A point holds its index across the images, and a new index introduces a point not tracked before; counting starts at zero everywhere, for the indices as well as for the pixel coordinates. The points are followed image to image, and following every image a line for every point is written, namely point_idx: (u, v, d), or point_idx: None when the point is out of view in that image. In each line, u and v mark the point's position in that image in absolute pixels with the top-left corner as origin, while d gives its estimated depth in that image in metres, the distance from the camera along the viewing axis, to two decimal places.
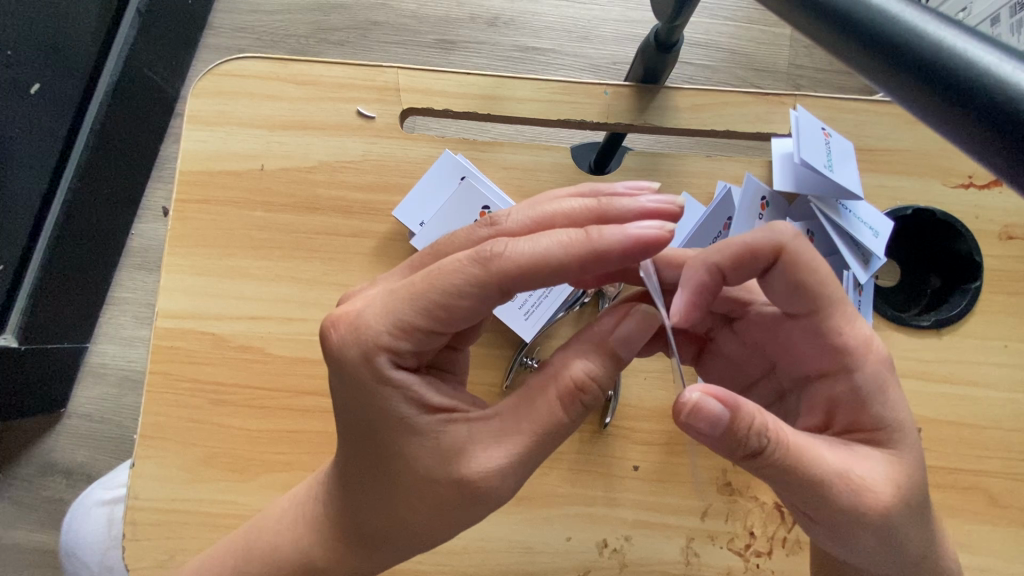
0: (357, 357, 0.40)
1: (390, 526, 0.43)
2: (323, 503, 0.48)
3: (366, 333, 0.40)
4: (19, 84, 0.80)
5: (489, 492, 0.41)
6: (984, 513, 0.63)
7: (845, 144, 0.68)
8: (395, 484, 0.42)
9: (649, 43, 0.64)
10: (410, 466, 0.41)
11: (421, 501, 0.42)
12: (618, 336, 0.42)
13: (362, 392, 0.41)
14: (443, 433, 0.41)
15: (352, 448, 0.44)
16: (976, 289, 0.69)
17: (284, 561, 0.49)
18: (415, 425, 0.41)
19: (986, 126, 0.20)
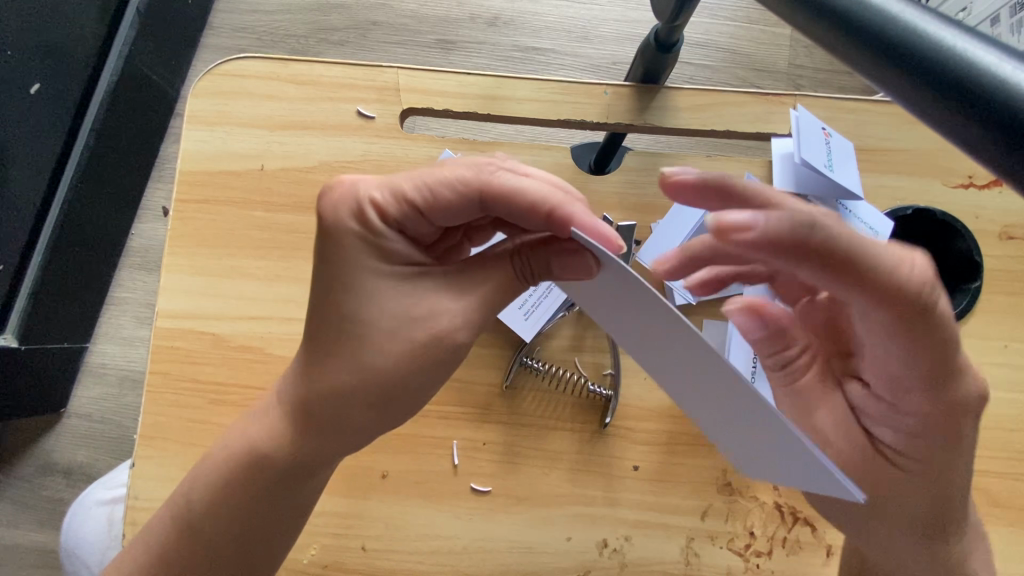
0: (349, 215, 0.45)
1: (373, 408, 0.47)
2: (282, 416, 0.49)
3: (363, 194, 0.46)
4: (18, 84, 0.80)
5: (441, 377, 0.48)
6: (985, 513, 0.63)
7: (845, 144, 0.68)
8: (368, 371, 0.45)
9: (649, 43, 0.64)
10: (388, 351, 0.45)
11: (404, 375, 0.46)
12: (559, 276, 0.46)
13: (343, 288, 0.45)
14: (409, 329, 0.45)
15: (316, 354, 0.46)
16: (976, 288, 0.68)
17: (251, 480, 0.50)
18: (385, 323, 0.45)
19: (987, 128, 0.20)
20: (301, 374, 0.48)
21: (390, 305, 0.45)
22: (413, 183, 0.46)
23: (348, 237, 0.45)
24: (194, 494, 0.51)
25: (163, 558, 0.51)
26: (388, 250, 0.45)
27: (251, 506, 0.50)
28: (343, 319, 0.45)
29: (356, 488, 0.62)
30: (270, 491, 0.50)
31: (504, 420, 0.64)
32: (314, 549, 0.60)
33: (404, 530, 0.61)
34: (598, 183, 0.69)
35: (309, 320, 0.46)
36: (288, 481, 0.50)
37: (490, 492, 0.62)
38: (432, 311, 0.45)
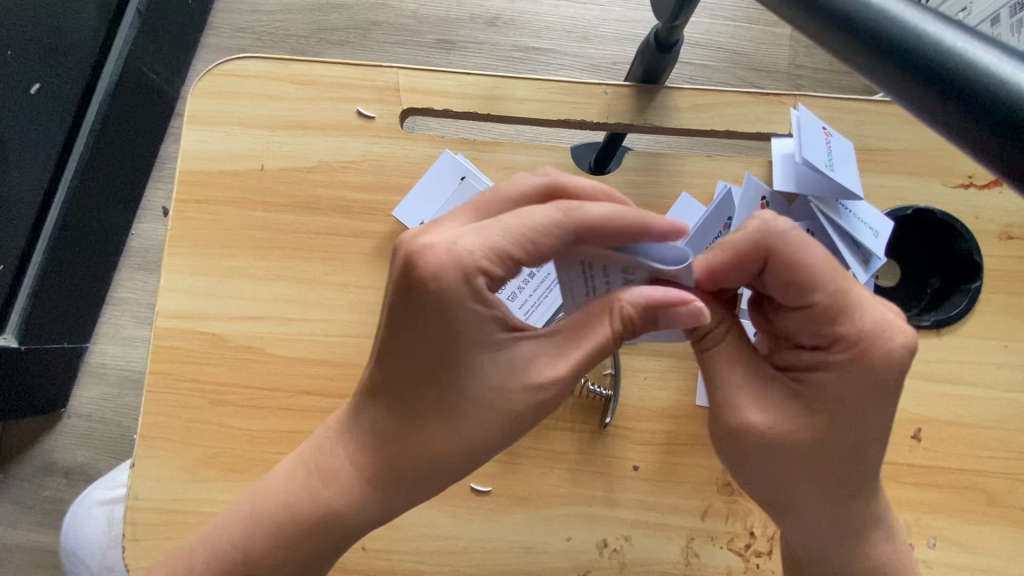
0: (456, 277, 0.41)
1: (473, 468, 0.48)
2: (354, 467, 0.48)
3: (462, 250, 0.42)
4: (18, 84, 0.80)
5: (529, 430, 0.47)
6: (982, 512, 0.64)
7: (845, 144, 0.68)
8: (477, 438, 0.45)
9: (649, 43, 0.64)
10: (489, 417, 0.45)
11: (508, 434, 0.46)
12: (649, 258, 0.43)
13: (447, 365, 0.44)
14: (506, 394, 0.45)
15: (411, 415, 0.46)
16: (976, 289, 0.69)
17: (300, 523, 0.49)
18: (489, 397, 0.45)
19: (987, 127, 0.20)
20: (391, 433, 0.47)
21: (491, 373, 0.44)
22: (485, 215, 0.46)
23: (458, 303, 0.42)
24: (257, 528, 0.49)
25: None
26: (488, 321, 0.43)
27: (324, 547, 0.50)
28: (444, 389, 0.44)
29: None
30: (348, 535, 0.50)
31: None
32: None
33: (404, 530, 0.61)
34: (598, 183, 0.69)
35: (405, 384, 0.45)
36: (365, 529, 0.50)
37: (490, 492, 0.62)
38: (524, 373, 0.45)
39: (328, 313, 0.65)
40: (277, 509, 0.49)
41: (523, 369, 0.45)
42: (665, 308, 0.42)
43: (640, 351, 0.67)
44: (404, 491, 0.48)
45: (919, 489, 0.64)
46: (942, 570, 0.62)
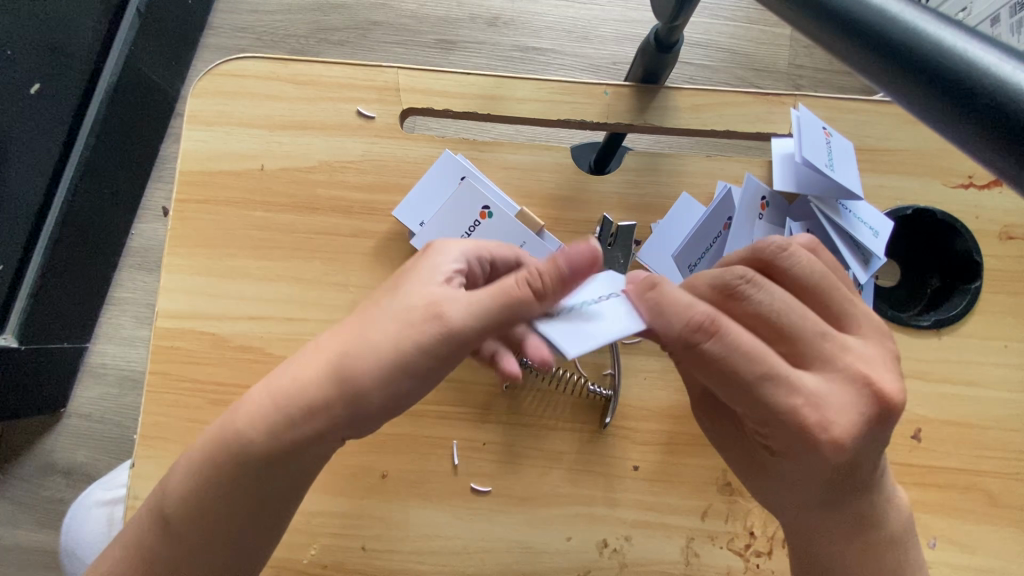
0: (430, 239, 0.52)
1: (350, 397, 0.45)
2: (265, 408, 0.47)
3: (443, 236, 0.52)
4: (18, 84, 0.80)
5: (434, 364, 0.45)
6: (982, 512, 0.64)
7: (845, 144, 0.68)
8: (370, 349, 0.45)
9: (648, 43, 0.64)
10: (385, 328, 0.45)
11: (393, 352, 0.44)
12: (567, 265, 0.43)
13: (393, 286, 0.48)
14: (411, 308, 0.45)
15: (342, 335, 0.47)
16: (976, 289, 0.69)
17: (213, 466, 0.48)
18: (394, 307, 0.46)
19: (987, 126, 0.20)
20: (311, 352, 0.48)
21: (411, 291, 0.46)
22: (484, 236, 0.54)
23: (427, 252, 0.50)
24: (179, 471, 0.50)
25: (149, 552, 0.50)
26: (439, 264, 0.48)
27: (224, 485, 0.48)
28: (377, 308, 0.47)
29: (355, 488, 0.62)
30: (246, 464, 0.47)
31: (505, 420, 0.64)
32: (313, 549, 0.61)
33: (404, 530, 0.61)
34: (598, 183, 0.69)
35: (357, 312, 0.49)
36: (253, 457, 0.47)
37: (490, 492, 0.62)
38: (437, 296, 0.45)
39: (329, 313, 0.65)
40: (202, 445, 0.49)
41: (439, 293, 0.45)
42: (569, 265, 0.43)
43: (640, 351, 0.67)
44: (301, 411, 0.46)
45: (919, 489, 0.64)
46: (942, 570, 0.62)
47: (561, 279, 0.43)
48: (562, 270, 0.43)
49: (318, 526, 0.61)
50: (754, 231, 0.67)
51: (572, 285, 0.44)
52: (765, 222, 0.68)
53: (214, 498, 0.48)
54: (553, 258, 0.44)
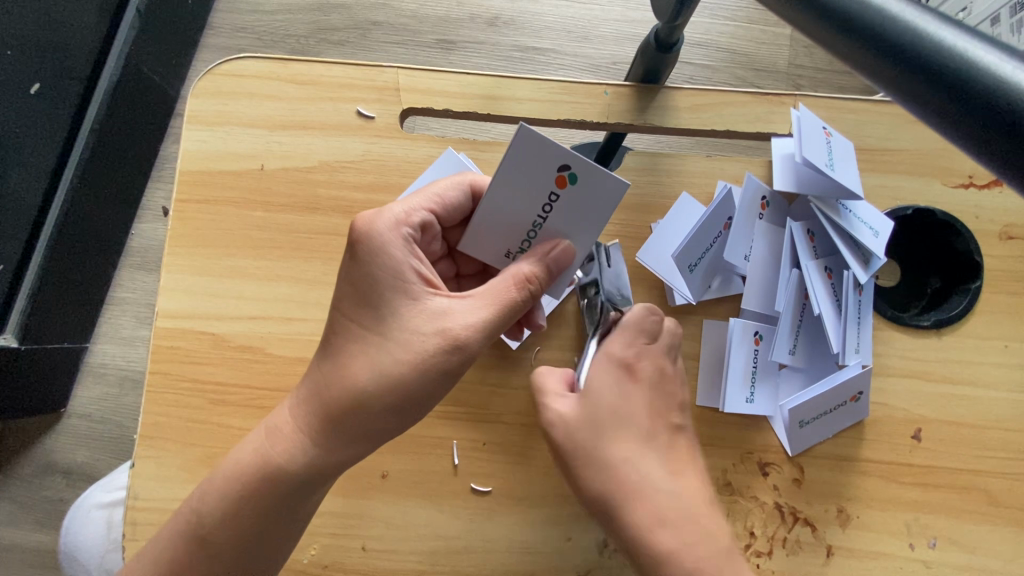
0: (388, 227, 0.49)
1: (374, 421, 0.49)
2: (292, 430, 0.50)
3: (399, 220, 0.50)
4: (16, 83, 0.82)
5: (451, 378, 0.49)
6: (983, 512, 0.64)
7: (845, 144, 0.68)
8: (385, 379, 0.47)
9: (648, 44, 0.64)
10: (397, 359, 0.47)
11: (414, 382, 0.47)
12: (550, 260, 0.49)
13: (368, 304, 0.49)
14: (421, 332, 0.48)
15: (341, 367, 0.49)
16: (976, 288, 0.69)
17: (243, 487, 0.50)
18: (401, 335, 0.48)
19: (987, 126, 0.20)
20: (319, 388, 0.49)
21: (407, 315, 0.48)
22: (427, 195, 0.52)
23: (374, 252, 0.49)
24: (203, 502, 0.51)
25: (172, 565, 0.51)
26: (404, 270, 0.49)
27: (273, 508, 0.50)
28: (367, 332, 0.48)
29: (355, 488, 0.62)
30: (293, 488, 0.50)
31: (504, 420, 0.64)
32: (314, 549, 0.61)
33: (404, 530, 0.61)
34: None
35: (336, 335, 0.50)
36: (300, 487, 0.50)
37: (490, 491, 0.62)
38: (439, 313, 0.48)
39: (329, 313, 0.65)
40: (226, 477, 0.51)
41: (440, 309, 0.48)
42: (552, 263, 0.50)
43: None
44: (335, 444, 0.50)
45: (919, 489, 0.64)
46: (942, 570, 0.62)
47: (552, 277, 0.50)
48: (550, 270, 0.50)
49: (318, 526, 0.61)
50: (754, 231, 0.67)
51: (555, 278, 0.52)
52: (765, 222, 0.68)
53: (251, 518, 0.50)
54: (538, 260, 0.50)
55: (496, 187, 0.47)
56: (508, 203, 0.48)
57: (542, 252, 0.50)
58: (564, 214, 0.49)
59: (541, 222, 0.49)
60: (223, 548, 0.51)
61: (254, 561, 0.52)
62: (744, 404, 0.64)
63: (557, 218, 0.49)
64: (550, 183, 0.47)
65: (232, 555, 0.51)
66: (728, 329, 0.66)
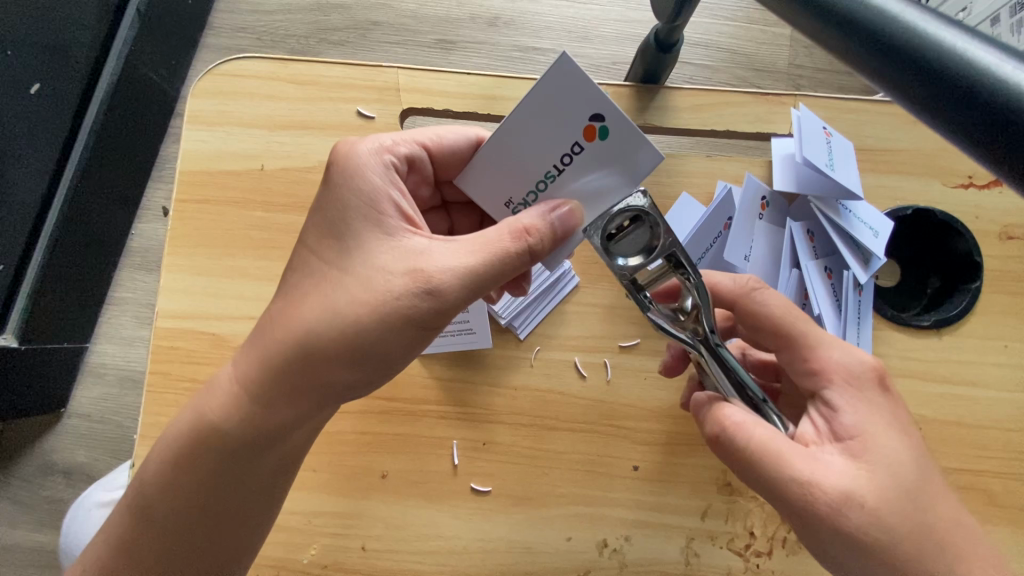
0: (369, 154, 0.50)
1: (326, 369, 0.47)
2: (243, 382, 0.50)
3: (382, 151, 0.51)
4: (18, 84, 0.81)
5: (407, 325, 0.46)
6: (984, 513, 0.64)
7: (845, 144, 0.68)
8: (340, 319, 0.46)
9: (649, 43, 0.64)
10: (354, 297, 0.46)
11: (369, 325, 0.45)
12: (556, 217, 0.44)
13: (334, 234, 0.48)
14: (381, 268, 0.46)
15: (295, 305, 0.48)
16: (976, 288, 0.69)
17: (192, 443, 0.51)
18: (361, 270, 0.46)
19: (987, 127, 0.20)
20: (268, 333, 0.49)
21: (369, 250, 0.47)
22: (420, 136, 0.53)
23: (348, 182, 0.48)
24: (149, 465, 0.53)
25: (125, 540, 0.53)
26: (376, 199, 0.48)
27: (213, 471, 0.51)
28: (324, 268, 0.48)
29: (355, 488, 0.62)
30: (240, 445, 0.51)
31: (504, 420, 0.64)
32: (314, 548, 0.61)
33: (404, 530, 0.61)
34: None
35: (296, 273, 0.49)
36: (244, 445, 0.51)
37: (490, 491, 0.62)
38: (403, 250, 0.46)
39: None
40: (175, 438, 0.52)
41: (406, 247, 0.47)
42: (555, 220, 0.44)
43: (639, 352, 0.66)
44: (281, 394, 0.49)
45: None
46: None
47: (551, 244, 0.45)
48: (547, 234, 0.44)
49: (318, 526, 0.61)
50: (754, 231, 0.67)
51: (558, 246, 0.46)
52: (765, 222, 0.68)
53: (196, 484, 0.52)
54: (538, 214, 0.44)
55: (514, 123, 0.42)
56: (527, 143, 0.43)
57: (543, 210, 0.44)
58: (585, 167, 0.44)
59: (556, 173, 0.44)
60: (173, 512, 0.52)
61: (197, 535, 0.52)
62: None
63: (574, 174, 0.44)
64: (578, 132, 0.42)
65: (181, 520, 0.52)
66: None
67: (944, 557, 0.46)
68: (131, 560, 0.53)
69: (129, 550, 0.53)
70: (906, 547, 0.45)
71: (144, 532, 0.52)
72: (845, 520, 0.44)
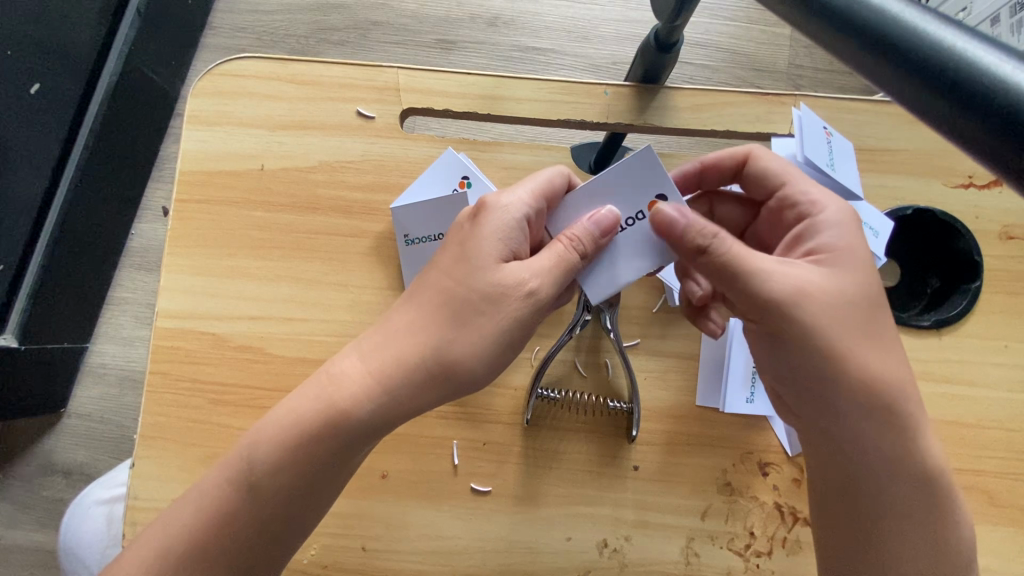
0: (502, 200, 0.50)
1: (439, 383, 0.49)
2: (365, 403, 0.49)
3: (510, 198, 0.50)
4: (18, 83, 0.81)
5: (520, 336, 0.50)
6: (982, 512, 0.64)
7: (845, 144, 0.68)
8: (466, 339, 0.48)
9: (649, 43, 0.64)
10: (479, 319, 0.48)
11: (489, 340, 0.48)
12: (592, 218, 0.50)
13: (464, 266, 0.49)
14: (499, 293, 0.48)
15: (428, 321, 0.49)
16: (976, 288, 0.68)
17: (294, 457, 0.49)
18: (486, 294, 0.48)
19: (984, 126, 0.20)
20: (392, 344, 0.50)
21: (491, 275, 0.48)
22: (536, 179, 0.52)
23: (484, 220, 0.50)
24: (237, 470, 0.50)
25: (191, 547, 0.49)
26: (503, 240, 0.49)
27: (301, 488, 0.50)
28: (458, 287, 0.49)
29: (355, 488, 0.62)
30: (333, 465, 0.50)
31: (504, 421, 0.64)
32: (314, 549, 0.61)
33: (404, 530, 0.61)
34: None
35: (427, 287, 0.50)
36: (349, 453, 0.50)
37: (490, 492, 0.62)
38: (517, 276, 0.48)
39: (329, 313, 0.65)
40: (274, 442, 0.49)
41: (517, 272, 0.49)
42: (597, 220, 0.50)
43: (639, 353, 0.66)
44: (395, 407, 0.49)
45: None
46: None
47: (596, 248, 0.50)
48: (596, 239, 0.50)
49: (318, 526, 0.61)
50: None
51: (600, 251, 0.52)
52: None
53: (291, 493, 0.50)
54: (584, 217, 0.50)
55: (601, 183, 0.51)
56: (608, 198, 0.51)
57: (585, 219, 0.50)
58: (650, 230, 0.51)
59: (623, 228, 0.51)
60: (256, 520, 0.49)
61: (275, 533, 0.50)
62: (744, 404, 0.64)
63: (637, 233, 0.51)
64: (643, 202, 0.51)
65: (269, 527, 0.50)
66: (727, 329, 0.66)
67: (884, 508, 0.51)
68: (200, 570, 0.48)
69: (181, 564, 0.48)
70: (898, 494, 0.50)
71: (218, 540, 0.49)
72: (842, 411, 0.49)
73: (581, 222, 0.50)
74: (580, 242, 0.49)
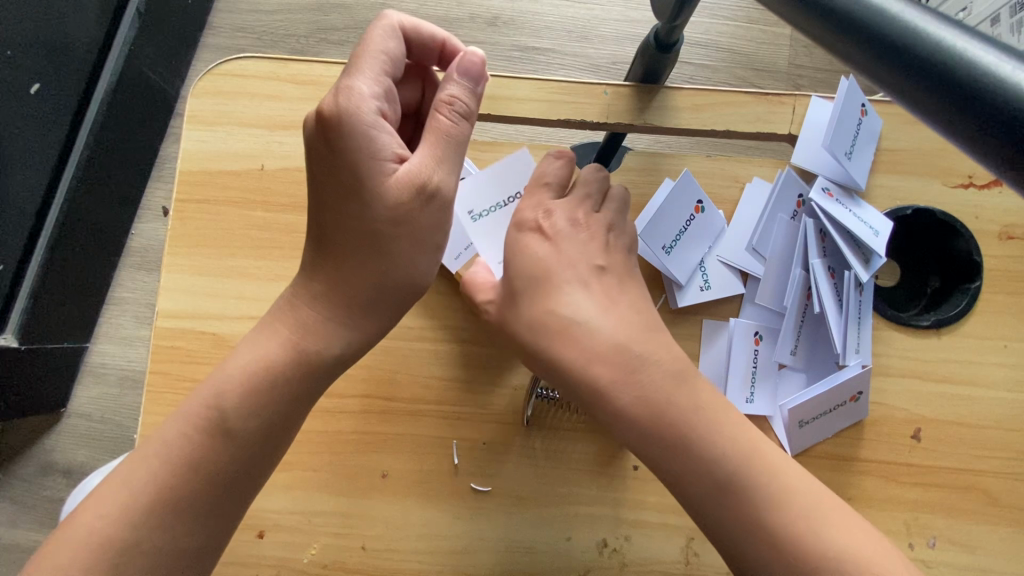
0: (346, 111, 0.48)
1: (390, 302, 0.53)
2: (315, 328, 0.52)
3: (355, 104, 0.49)
4: (18, 84, 0.80)
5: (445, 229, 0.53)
6: (981, 512, 0.64)
7: (870, 128, 0.70)
8: (393, 260, 0.51)
9: (649, 43, 0.64)
10: (399, 240, 0.50)
11: (416, 252, 0.52)
12: (453, 87, 0.51)
13: (358, 196, 0.49)
14: (405, 204, 0.49)
15: (352, 259, 0.51)
16: (975, 288, 0.69)
17: (251, 390, 0.50)
18: (394, 213, 0.49)
19: (983, 128, 0.20)
20: (331, 285, 0.52)
21: (390, 190, 0.49)
22: (376, 62, 0.51)
23: (344, 140, 0.48)
24: (205, 415, 0.50)
25: (167, 502, 0.47)
26: (382, 151, 0.49)
27: (274, 420, 0.51)
28: (360, 216, 0.50)
29: (355, 488, 0.62)
30: (301, 392, 0.52)
31: (504, 420, 0.64)
32: (314, 549, 0.61)
33: (404, 530, 0.61)
34: None
35: (334, 231, 0.51)
36: (309, 377, 0.52)
37: (490, 491, 0.62)
38: (418, 177, 0.49)
39: None
40: (242, 385, 0.50)
41: (414, 172, 0.49)
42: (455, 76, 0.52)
43: None
44: (347, 324, 0.52)
45: (919, 490, 0.64)
46: (941, 570, 0.63)
47: (474, 100, 0.52)
48: (470, 91, 0.52)
49: (318, 526, 0.61)
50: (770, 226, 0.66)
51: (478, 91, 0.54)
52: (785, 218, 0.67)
53: (266, 431, 0.51)
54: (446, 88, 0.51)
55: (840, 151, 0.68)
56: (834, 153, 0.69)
57: (449, 81, 0.51)
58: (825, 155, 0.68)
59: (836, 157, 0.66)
60: (229, 465, 0.49)
61: (255, 473, 0.51)
62: (744, 404, 0.64)
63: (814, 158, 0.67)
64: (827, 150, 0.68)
65: (243, 466, 0.50)
66: (728, 328, 0.66)
67: (682, 481, 0.52)
68: (173, 519, 0.48)
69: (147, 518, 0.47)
70: (712, 447, 0.52)
71: (194, 490, 0.48)
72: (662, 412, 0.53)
73: (445, 91, 0.51)
74: (462, 106, 0.51)
